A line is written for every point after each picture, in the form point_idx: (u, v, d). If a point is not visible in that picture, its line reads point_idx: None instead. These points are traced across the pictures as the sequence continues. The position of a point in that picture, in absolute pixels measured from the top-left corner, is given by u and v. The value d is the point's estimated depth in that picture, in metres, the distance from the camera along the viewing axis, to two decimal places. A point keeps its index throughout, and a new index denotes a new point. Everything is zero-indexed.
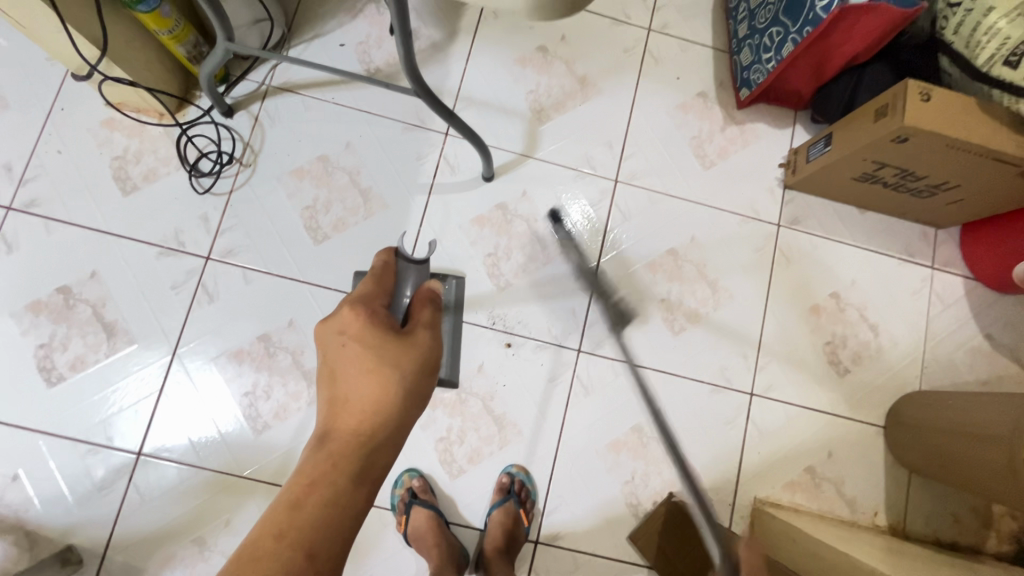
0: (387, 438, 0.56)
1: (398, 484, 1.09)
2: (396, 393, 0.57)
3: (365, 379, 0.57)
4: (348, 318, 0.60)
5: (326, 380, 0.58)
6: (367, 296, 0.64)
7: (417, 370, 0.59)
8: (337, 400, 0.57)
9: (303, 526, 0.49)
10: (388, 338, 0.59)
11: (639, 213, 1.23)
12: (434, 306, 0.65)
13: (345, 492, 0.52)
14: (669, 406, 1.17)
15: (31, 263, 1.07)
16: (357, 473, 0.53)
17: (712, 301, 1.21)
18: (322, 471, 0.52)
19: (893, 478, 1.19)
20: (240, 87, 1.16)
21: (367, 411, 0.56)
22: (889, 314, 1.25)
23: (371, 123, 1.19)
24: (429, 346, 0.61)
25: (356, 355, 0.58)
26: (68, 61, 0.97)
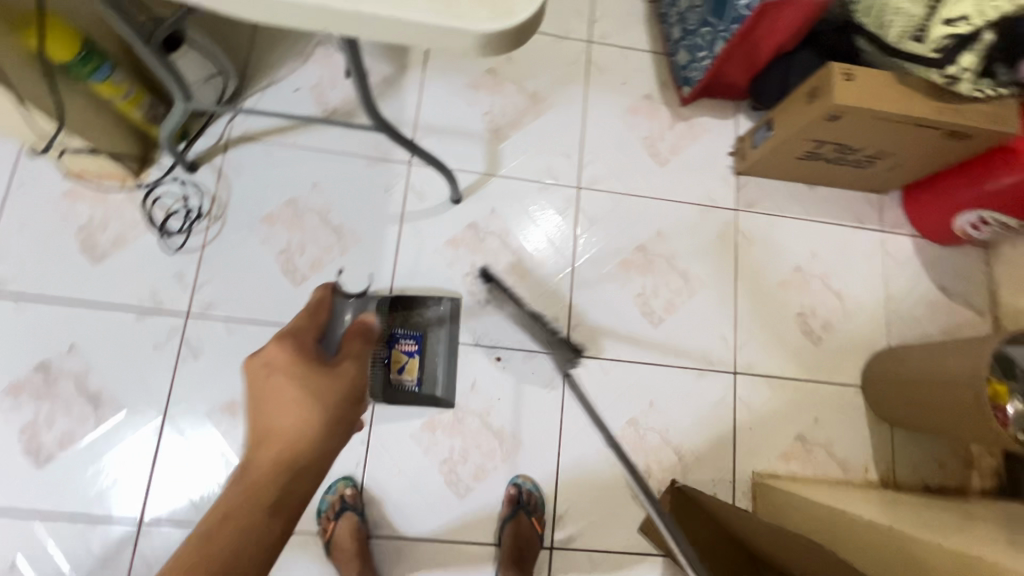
0: (308, 470, 0.57)
1: (331, 490, 1.09)
2: (318, 426, 0.59)
3: (289, 414, 0.59)
4: (278, 354, 0.63)
5: (252, 414, 0.60)
6: (301, 330, 0.67)
7: (339, 404, 0.61)
8: (261, 434, 0.58)
9: (219, 551, 0.51)
10: (314, 374, 0.62)
11: (605, 215, 1.28)
12: (366, 340, 0.68)
13: (262, 521, 0.53)
14: (660, 396, 1.21)
15: (5, 345, 1.05)
16: (274, 503, 0.54)
17: (686, 289, 1.26)
18: (240, 500, 0.54)
19: (877, 434, 1.25)
20: (200, 142, 1.17)
21: (289, 444, 0.58)
22: (850, 280, 1.32)
23: (334, 161, 1.21)
24: (354, 380, 0.63)
25: (282, 387, 0.61)
26: (25, 134, 0.97)
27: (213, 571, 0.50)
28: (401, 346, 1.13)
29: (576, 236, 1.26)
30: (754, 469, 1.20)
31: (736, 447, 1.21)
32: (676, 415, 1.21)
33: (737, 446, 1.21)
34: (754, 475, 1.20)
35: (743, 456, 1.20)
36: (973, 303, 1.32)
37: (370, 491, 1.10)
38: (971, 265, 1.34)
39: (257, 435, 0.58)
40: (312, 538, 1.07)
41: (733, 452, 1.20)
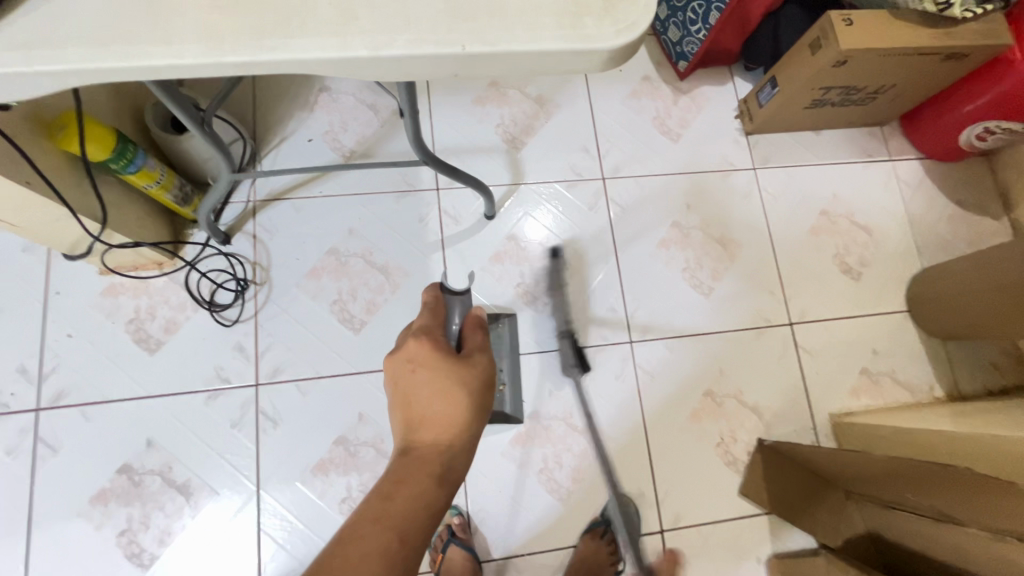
0: (463, 447, 0.56)
1: (437, 520, 1.10)
2: (468, 407, 0.58)
3: (439, 399, 0.57)
4: (415, 348, 0.60)
5: (399, 403, 0.58)
6: (428, 325, 0.64)
7: (481, 388, 0.59)
8: (414, 420, 0.57)
9: (397, 516, 0.51)
10: (452, 360, 0.60)
11: (633, 200, 1.30)
12: (484, 333, 0.66)
13: (433, 488, 0.53)
14: (728, 361, 1.24)
15: (80, 456, 1.02)
16: (439, 475, 0.54)
17: (727, 255, 1.30)
18: (408, 473, 0.53)
19: (934, 352, 1.30)
20: (228, 212, 1.16)
21: (444, 424, 0.56)
22: (873, 213, 1.37)
23: (364, 203, 1.21)
24: (488, 369, 0.61)
25: (427, 378, 0.58)
26: (61, 242, 0.95)
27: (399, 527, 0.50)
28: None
29: (612, 227, 1.28)
30: (831, 411, 1.24)
31: (809, 394, 1.24)
32: (747, 376, 1.23)
33: (809, 393, 1.24)
34: (831, 417, 1.23)
35: (817, 401, 1.24)
36: (990, 210, 1.38)
37: (476, 517, 1.10)
38: (979, 175, 1.40)
39: (409, 421, 0.57)
40: None
41: (808, 400, 1.24)
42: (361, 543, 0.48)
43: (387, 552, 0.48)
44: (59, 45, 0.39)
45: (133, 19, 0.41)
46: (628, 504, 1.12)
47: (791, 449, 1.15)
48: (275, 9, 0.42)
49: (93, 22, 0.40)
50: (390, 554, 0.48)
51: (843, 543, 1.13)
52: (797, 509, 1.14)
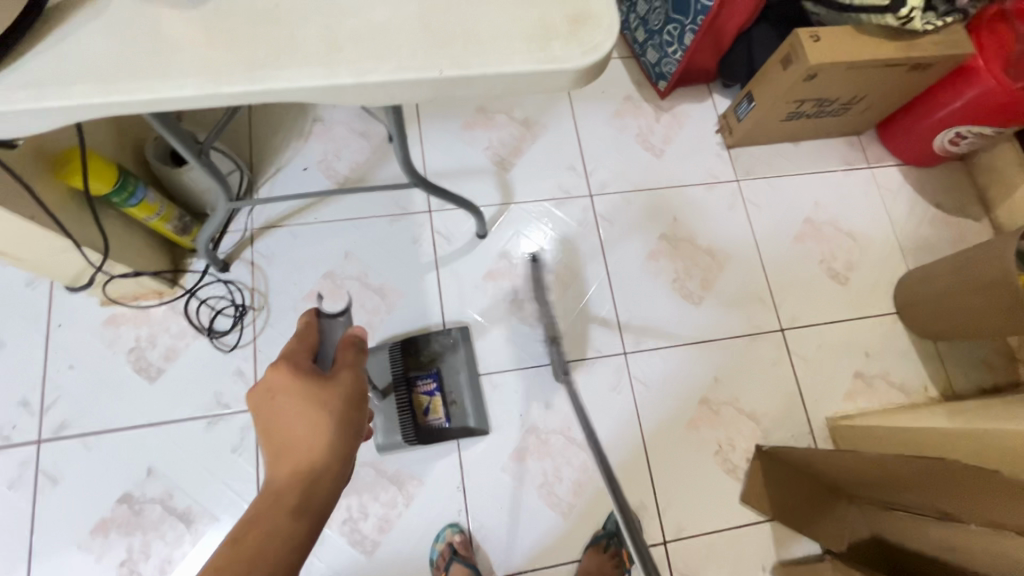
0: (327, 477, 0.54)
1: (438, 539, 1.08)
2: (332, 431, 0.56)
3: (300, 426, 0.55)
4: (273, 375, 0.58)
5: (261, 438, 0.56)
6: (292, 348, 0.62)
7: (347, 407, 0.58)
8: (274, 454, 0.55)
9: (240, 572, 0.47)
10: (315, 382, 0.58)
11: (621, 214, 1.34)
12: (360, 348, 0.64)
13: (289, 524, 0.50)
14: (722, 368, 1.25)
15: (81, 486, 1.03)
16: (295, 509, 0.51)
17: (715, 264, 1.32)
18: (259, 518, 0.50)
19: (924, 352, 1.31)
20: (226, 241, 1.19)
21: (304, 451, 0.54)
22: (856, 218, 1.40)
23: (359, 227, 1.24)
24: (355, 386, 0.60)
25: (284, 406, 0.56)
26: (64, 275, 0.97)
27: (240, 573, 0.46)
28: (421, 388, 1.14)
29: (602, 242, 1.31)
30: (827, 414, 1.24)
31: (804, 398, 1.25)
32: (741, 383, 1.25)
33: (804, 397, 1.25)
34: (828, 420, 1.24)
35: (813, 405, 1.25)
36: (970, 211, 1.42)
37: (477, 535, 1.10)
38: (957, 178, 1.44)
39: (267, 458, 0.55)
40: None
41: (803, 404, 1.25)
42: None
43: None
44: (68, 83, 0.43)
45: (136, 56, 0.44)
46: (629, 514, 1.13)
47: (788, 453, 1.14)
48: (266, 42, 0.45)
49: (99, 61, 0.44)
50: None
51: (847, 548, 1.12)
52: (801, 518, 1.14)
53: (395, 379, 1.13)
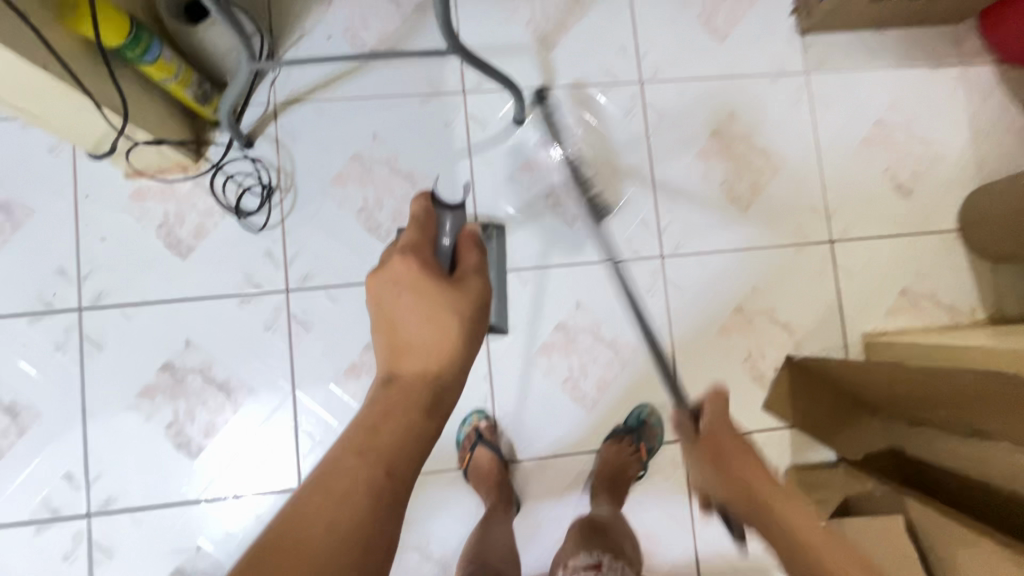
0: (454, 377, 0.54)
1: (465, 423, 1.13)
2: (463, 333, 0.56)
3: (425, 326, 0.55)
4: (399, 267, 0.57)
5: (380, 329, 0.56)
6: (416, 241, 0.60)
7: (476, 315, 0.57)
8: (397, 347, 0.55)
9: (381, 447, 0.48)
10: (442, 283, 0.57)
11: (672, 106, 1.22)
12: (482, 251, 0.62)
13: (419, 418, 0.51)
14: (761, 278, 1.20)
15: (124, 353, 1.07)
16: (427, 407, 0.52)
17: (770, 166, 1.22)
18: (391, 404, 0.51)
19: (979, 273, 1.23)
20: (249, 114, 1.12)
21: (433, 349, 0.54)
22: (934, 123, 1.26)
23: (389, 106, 1.15)
24: (483, 295, 0.59)
25: (413, 303, 0.56)
26: (85, 140, 0.93)
27: (381, 458, 0.48)
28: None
29: (648, 136, 1.21)
30: (865, 330, 1.21)
31: (844, 313, 1.21)
32: (779, 293, 1.20)
33: (844, 312, 1.21)
34: (864, 336, 1.21)
35: (852, 320, 1.21)
36: None
37: (502, 422, 1.13)
38: None
39: (391, 349, 0.55)
40: (458, 473, 1.12)
41: (843, 318, 1.21)
42: (352, 475, 0.46)
43: (372, 486, 0.46)
44: None
45: None
46: (651, 414, 1.14)
47: (818, 365, 1.13)
48: None
49: None
50: (374, 487, 0.46)
51: (863, 457, 1.15)
52: (824, 428, 1.15)
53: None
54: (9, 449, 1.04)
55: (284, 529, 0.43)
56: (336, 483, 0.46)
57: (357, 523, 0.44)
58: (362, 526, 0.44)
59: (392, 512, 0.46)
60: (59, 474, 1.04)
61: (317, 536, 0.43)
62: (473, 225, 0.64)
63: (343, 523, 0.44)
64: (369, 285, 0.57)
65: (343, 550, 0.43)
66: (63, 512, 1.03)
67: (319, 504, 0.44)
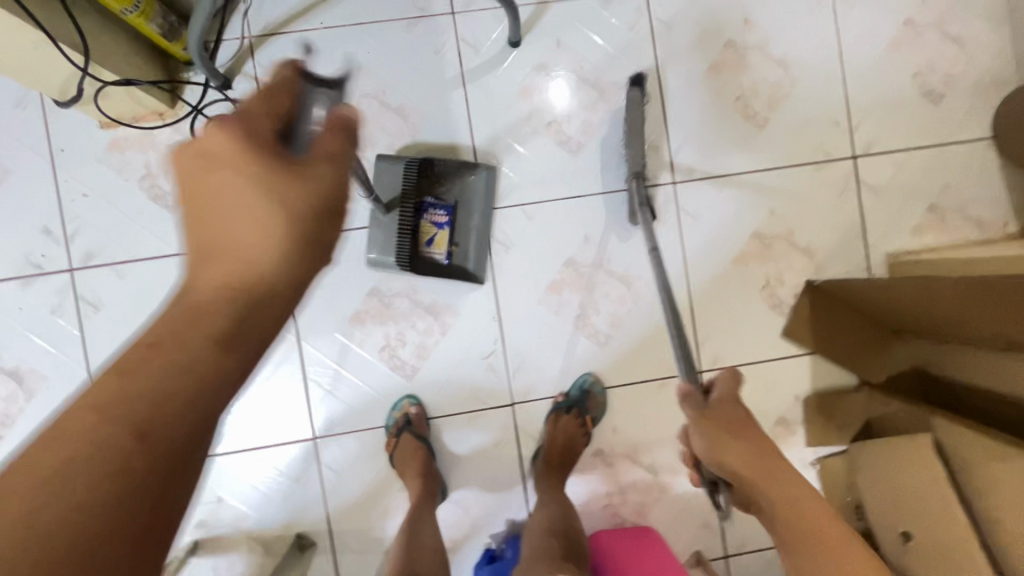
0: (269, 300, 0.39)
1: (395, 408, 1.08)
2: (294, 236, 0.40)
3: (241, 224, 0.40)
4: (214, 140, 0.40)
5: (192, 223, 0.41)
6: (250, 110, 0.42)
7: (313, 219, 0.41)
8: (202, 249, 0.40)
9: (136, 398, 0.34)
10: (274, 171, 0.41)
11: (681, 16, 1.12)
12: (352, 141, 0.43)
13: (207, 353, 0.36)
14: (779, 200, 1.13)
15: (122, 313, 1.04)
16: (220, 337, 0.37)
17: (787, 79, 1.13)
18: (167, 330, 0.36)
19: (1014, 183, 1.15)
20: (223, 52, 1.04)
21: (247, 258, 0.39)
22: (968, 20, 1.15)
23: (372, 33, 1.07)
24: (329, 190, 0.41)
25: (227, 189, 0.40)
26: (50, 85, 0.87)
27: (138, 413, 0.33)
28: (430, 216, 1.04)
29: (655, 52, 1.11)
30: (889, 250, 1.15)
31: (867, 233, 1.15)
32: (798, 215, 1.14)
33: (867, 232, 1.15)
34: (888, 257, 1.15)
35: (875, 240, 1.15)
36: None
37: (513, 363, 1.10)
38: None
39: (200, 250, 0.40)
40: (472, 417, 1.10)
41: (866, 239, 1.15)
42: (89, 435, 0.32)
43: (110, 445, 0.32)
44: None
45: None
46: (595, 382, 1.11)
47: (838, 288, 1.09)
48: None
49: None
50: (117, 456, 0.32)
51: (886, 379, 1.13)
52: (846, 351, 1.12)
53: (404, 194, 1.03)
54: (19, 413, 1.03)
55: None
56: (71, 437, 0.32)
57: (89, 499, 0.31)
58: (95, 494, 0.31)
59: (149, 480, 0.33)
60: None
61: (1, 525, 0.29)
62: (349, 107, 0.44)
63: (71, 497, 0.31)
64: (175, 162, 0.41)
65: (55, 535, 0.30)
66: None
67: (30, 471, 0.31)
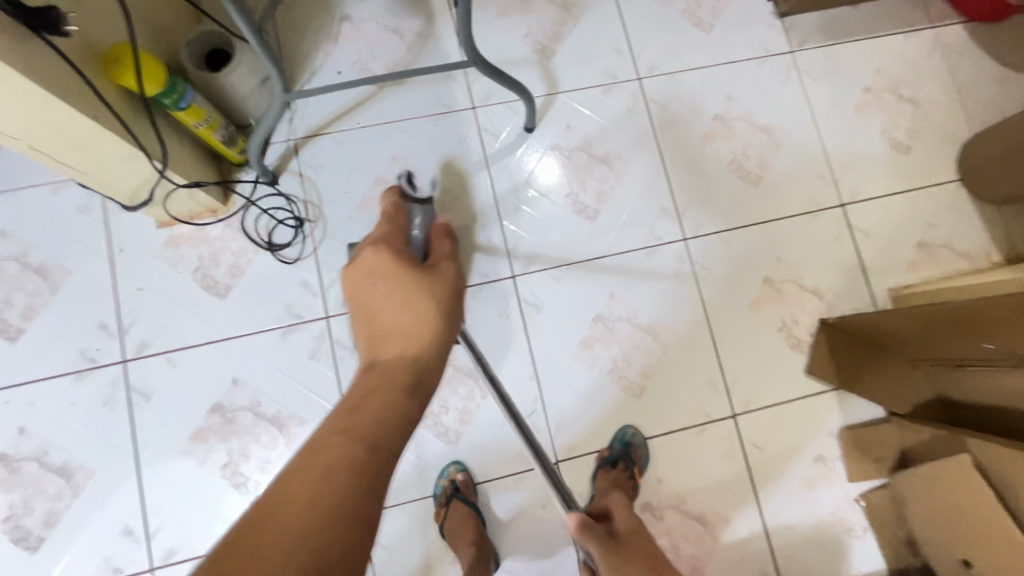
0: (433, 356, 0.60)
1: (442, 476, 1.09)
2: (438, 316, 0.62)
3: (403, 311, 0.62)
4: (374, 259, 0.65)
5: (366, 317, 0.63)
6: (387, 234, 0.68)
7: (448, 296, 0.64)
8: (380, 333, 0.61)
9: (366, 424, 0.52)
10: (417, 271, 0.64)
11: (672, 97, 1.28)
12: (450, 240, 0.70)
13: (401, 397, 0.55)
14: (781, 248, 1.24)
15: (172, 400, 1.07)
16: (410, 385, 0.57)
17: (773, 142, 1.28)
18: (375, 383, 0.56)
19: (988, 218, 1.27)
20: (271, 153, 1.16)
21: (412, 335, 0.60)
22: (917, 84, 1.32)
23: (403, 129, 1.20)
24: (452, 278, 0.65)
25: (388, 291, 0.62)
26: (122, 192, 0.96)
27: (371, 431, 0.52)
28: None
29: (654, 128, 1.26)
30: (890, 286, 1.24)
31: (867, 271, 1.24)
32: (802, 260, 1.23)
33: (867, 271, 1.24)
34: (891, 292, 1.23)
35: (876, 277, 1.24)
36: None
37: (554, 421, 1.13)
38: None
39: (372, 335, 0.61)
40: (518, 478, 1.11)
41: (867, 277, 1.24)
42: (330, 454, 0.49)
43: (356, 454, 0.49)
44: None
45: None
46: (635, 434, 1.13)
47: (853, 323, 1.15)
48: None
49: None
50: (356, 462, 0.49)
51: (913, 410, 1.16)
52: (871, 384, 1.16)
53: None
54: (66, 511, 1.02)
55: (274, 495, 0.45)
56: (327, 453, 0.49)
57: (335, 497, 0.46)
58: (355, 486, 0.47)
59: (378, 480, 0.49)
60: (119, 531, 1.02)
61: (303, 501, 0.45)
62: (442, 219, 0.72)
63: (323, 498, 0.45)
64: (347, 278, 0.65)
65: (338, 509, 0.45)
66: (127, 570, 1.01)
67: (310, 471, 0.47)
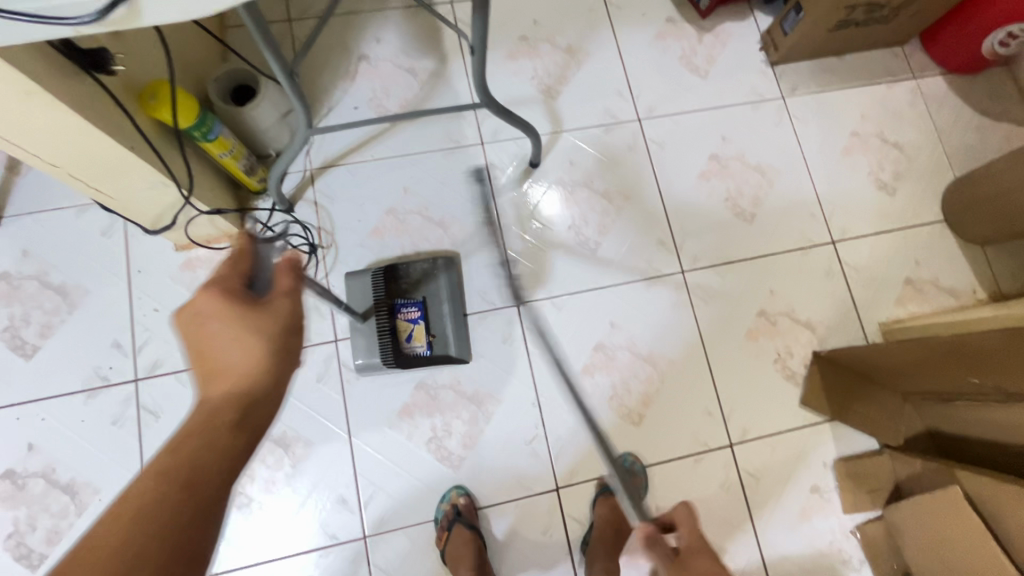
0: (263, 393, 0.57)
1: (444, 500, 1.10)
2: (267, 355, 0.58)
3: (232, 351, 0.57)
4: (205, 300, 0.58)
5: (196, 356, 0.58)
6: (225, 274, 0.61)
7: (281, 336, 0.59)
8: (209, 374, 0.57)
9: (187, 465, 0.51)
10: (246, 310, 0.58)
11: (670, 136, 1.35)
12: (301, 275, 0.62)
13: (227, 436, 0.54)
14: (775, 282, 1.28)
15: (181, 419, 1.09)
16: (234, 425, 0.55)
17: (766, 181, 1.34)
18: (195, 427, 0.54)
19: (973, 257, 1.32)
20: (288, 182, 1.22)
21: (234, 377, 0.56)
22: (901, 129, 1.40)
23: (415, 162, 1.26)
24: (290, 314, 0.60)
25: (221, 331, 0.57)
26: (147, 216, 1.00)
27: (192, 472, 0.51)
28: (403, 315, 1.15)
29: (653, 166, 1.32)
30: (880, 320, 1.28)
31: (857, 305, 1.29)
32: (795, 293, 1.28)
33: (858, 305, 1.29)
34: (881, 326, 1.28)
35: (866, 311, 1.28)
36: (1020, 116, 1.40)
37: (554, 447, 1.15)
38: (1003, 85, 1.42)
39: (207, 376, 0.57)
40: (519, 503, 1.12)
41: (857, 311, 1.28)
42: (152, 495, 0.49)
43: (166, 497, 0.49)
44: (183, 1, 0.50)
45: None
46: (635, 461, 1.16)
47: (845, 356, 1.19)
48: None
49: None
50: (170, 503, 0.49)
51: (905, 441, 1.19)
52: (863, 415, 1.20)
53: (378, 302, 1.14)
54: (68, 528, 1.03)
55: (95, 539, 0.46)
56: (151, 494, 0.49)
57: (142, 544, 0.47)
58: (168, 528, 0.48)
59: (194, 519, 0.50)
60: None
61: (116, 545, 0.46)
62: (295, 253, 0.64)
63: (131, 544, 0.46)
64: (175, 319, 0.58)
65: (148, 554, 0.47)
66: None
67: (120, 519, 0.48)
